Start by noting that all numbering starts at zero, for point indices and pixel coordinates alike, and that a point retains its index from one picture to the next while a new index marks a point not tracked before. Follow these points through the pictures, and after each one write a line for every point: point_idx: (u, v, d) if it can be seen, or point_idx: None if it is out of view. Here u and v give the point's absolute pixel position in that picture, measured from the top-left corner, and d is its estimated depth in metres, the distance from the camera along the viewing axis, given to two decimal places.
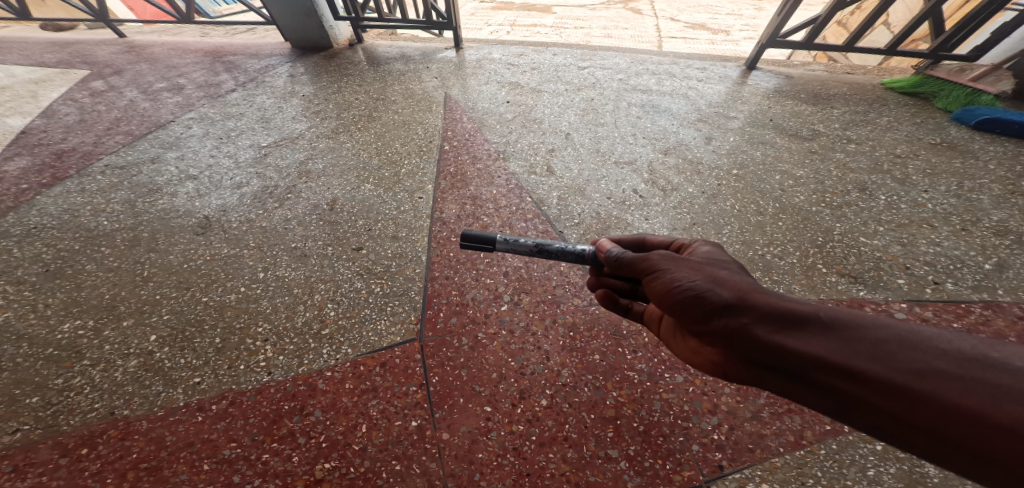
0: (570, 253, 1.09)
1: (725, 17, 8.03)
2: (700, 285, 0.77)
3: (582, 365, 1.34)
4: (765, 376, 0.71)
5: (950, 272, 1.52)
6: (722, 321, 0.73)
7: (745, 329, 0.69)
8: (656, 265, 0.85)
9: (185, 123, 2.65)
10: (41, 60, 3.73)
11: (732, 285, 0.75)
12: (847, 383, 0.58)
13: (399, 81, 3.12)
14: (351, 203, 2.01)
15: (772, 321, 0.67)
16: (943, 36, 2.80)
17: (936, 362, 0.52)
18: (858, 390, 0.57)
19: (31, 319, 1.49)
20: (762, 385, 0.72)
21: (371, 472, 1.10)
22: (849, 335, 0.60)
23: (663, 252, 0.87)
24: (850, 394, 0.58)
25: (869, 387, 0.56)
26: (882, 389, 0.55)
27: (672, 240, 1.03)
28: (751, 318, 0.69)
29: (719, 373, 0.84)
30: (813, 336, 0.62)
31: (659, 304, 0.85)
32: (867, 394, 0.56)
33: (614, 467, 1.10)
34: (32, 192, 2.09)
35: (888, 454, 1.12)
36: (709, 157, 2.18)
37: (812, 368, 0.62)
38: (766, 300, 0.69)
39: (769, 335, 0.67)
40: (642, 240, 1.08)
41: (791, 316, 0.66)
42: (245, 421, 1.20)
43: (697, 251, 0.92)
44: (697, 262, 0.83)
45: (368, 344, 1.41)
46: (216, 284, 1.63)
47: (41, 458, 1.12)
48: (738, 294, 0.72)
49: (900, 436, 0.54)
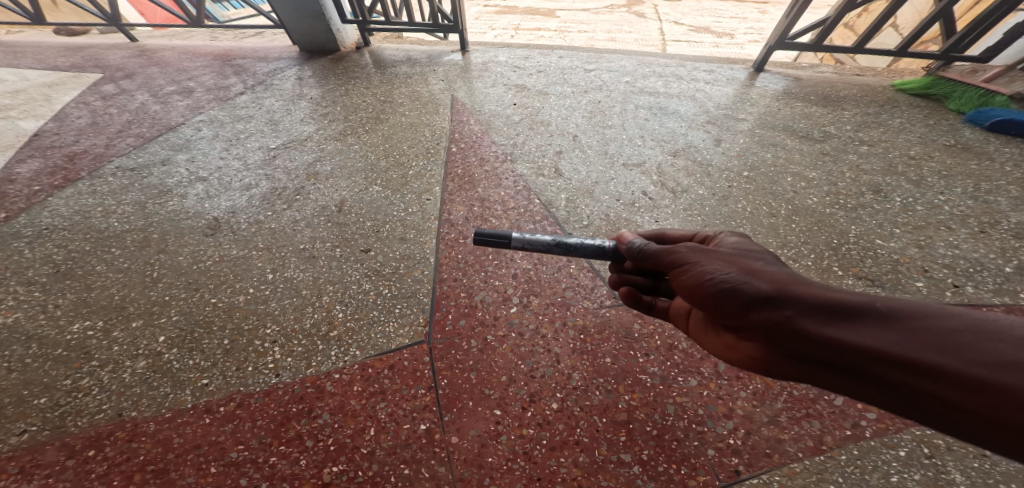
0: (587, 249, 1.08)
1: (730, 21, 8.02)
2: (733, 277, 0.76)
3: (593, 368, 1.32)
4: (818, 372, 0.67)
5: (969, 275, 1.49)
6: (762, 315, 0.71)
7: (790, 322, 0.66)
8: (684, 258, 0.85)
9: (195, 126, 2.68)
10: (55, 64, 3.79)
11: (769, 276, 0.73)
12: (914, 377, 0.54)
13: (406, 84, 3.14)
14: (359, 204, 2.01)
15: (820, 313, 0.64)
16: (955, 37, 2.77)
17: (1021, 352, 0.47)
18: (929, 386, 0.53)
19: (41, 319, 1.49)
20: (815, 382, 0.68)
21: (380, 476, 1.08)
22: (912, 326, 0.56)
23: (689, 245, 0.87)
24: (921, 390, 0.54)
25: (941, 381, 0.51)
26: (958, 384, 0.50)
27: (697, 232, 1.00)
28: (795, 310, 0.66)
29: (763, 371, 0.80)
30: (870, 328, 0.59)
31: (691, 298, 0.84)
32: (941, 390, 0.51)
33: (627, 471, 1.08)
34: (44, 194, 2.11)
35: (911, 460, 1.09)
36: (719, 159, 2.16)
37: (872, 362, 0.58)
38: (811, 291, 0.66)
39: (817, 327, 0.63)
40: (661, 234, 1.06)
41: (842, 308, 0.62)
42: (253, 423, 1.19)
43: (723, 242, 0.91)
44: (727, 254, 0.82)
45: (376, 346, 1.40)
46: (225, 285, 1.63)
47: (49, 459, 1.12)
48: (778, 286, 0.70)
49: (987, 437, 0.49)
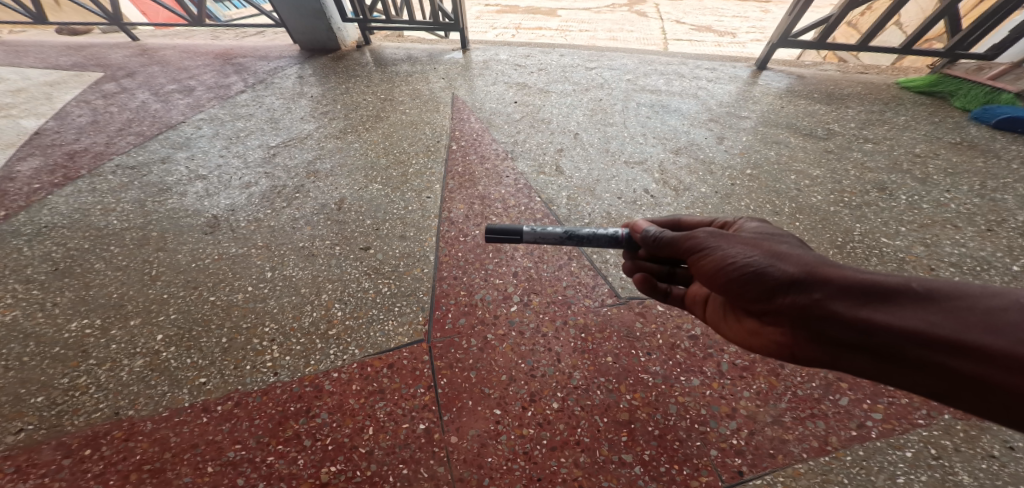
0: (600, 237, 1.06)
1: (732, 20, 7.97)
2: (758, 261, 0.75)
3: (594, 367, 1.31)
4: (848, 356, 0.66)
5: (976, 274, 1.47)
6: (789, 298, 0.70)
7: (820, 304, 0.66)
8: (704, 243, 0.82)
9: (195, 124, 2.67)
10: (56, 63, 3.79)
11: (796, 260, 0.72)
12: (953, 358, 0.54)
13: (406, 82, 3.12)
14: (359, 202, 1.99)
15: (853, 295, 0.64)
16: (960, 34, 2.74)
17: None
18: (969, 366, 0.52)
19: (38, 318, 1.48)
20: (843, 367, 0.68)
21: (378, 476, 1.07)
22: (950, 307, 0.56)
23: (709, 230, 0.84)
24: (961, 371, 0.53)
25: (983, 362, 0.51)
26: (1001, 363, 0.49)
27: (713, 219, 0.99)
28: (825, 293, 0.66)
29: (786, 356, 0.80)
30: (906, 310, 0.59)
31: (711, 284, 0.82)
32: (982, 369, 0.51)
33: (629, 472, 1.07)
34: (43, 192, 2.10)
35: (918, 461, 1.07)
36: (722, 157, 2.14)
37: (908, 344, 0.58)
38: (843, 274, 0.66)
39: (849, 309, 0.63)
40: (677, 222, 1.03)
41: (877, 290, 0.62)
42: (251, 422, 1.18)
43: (745, 228, 0.90)
44: (749, 238, 0.80)
45: (375, 345, 1.39)
46: (223, 283, 1.62)
47: (44, 459, 1.11)
48: (807, 269, 0.70)
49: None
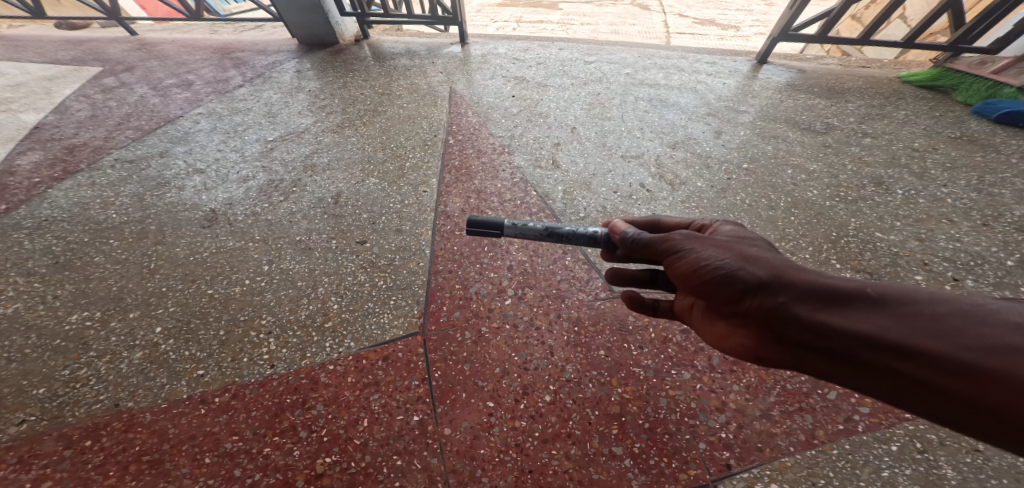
0: (581, 235, 1.05)
1: (735, 13, 7.88)
2: (729, 264, 0.75)
3: (587, 361, 1.32)
4: (809, 360, 0.66)
5: (970, 269, 1.47)
6: (756, 301, 0.70)
7: (783, 308, 0.67)
8: (679, 245, 0.82)
9: (194, 118, 2.68)
10: (55, 57, 3.79)
11: (765, 263, 0.73)
12: (900, 362, 0.55)
13: (404, 76, 3.11)
14: (356, 196, 2.00)
15: (813, 299, 0.64)
16: (964, 27, 2.70)
17: (1008, 337, 0.48)
18: (914, 369, 0.53)
19: (39, 310, 1.51)
20: (804, 370, 0.67)
21: (373, 467, 1.09)
22: (901, 312, 0.57)
23: (685, 233, 0.84)
24: (905, 374, 0.54)
25: (928, 365, 0.52)
26: (943, 368, 0.51)
27: (691, 221, 0.97)
28: (789, 296, 0.66)
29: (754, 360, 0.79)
30: (861, 314, 0.60)
31: (686, 287, 0.82)
32: (923, 372, 0.53)
33: (619, 465, 1.08)
34: (43, 186, 2.11)
35: (903, 455, 1.08)
36: (719, 151, 2.14)
37: (861, 348, 0.58)
38: (806, 278, 0.67)
39: (810, 313, 0.64)
40: (656, 222, 1.01)
41: (835, 294, 0.63)
42: (248, 414, 1.20)
43: (720, 231, 0.88)
44: (723, 241, 0.80)
45: (371, 338, 1.41)
46: (222, 276, 1.63)
47: (46, 450, 1.13)
48: (774, 272, 0.70)
49: (966, 420, 0.50)
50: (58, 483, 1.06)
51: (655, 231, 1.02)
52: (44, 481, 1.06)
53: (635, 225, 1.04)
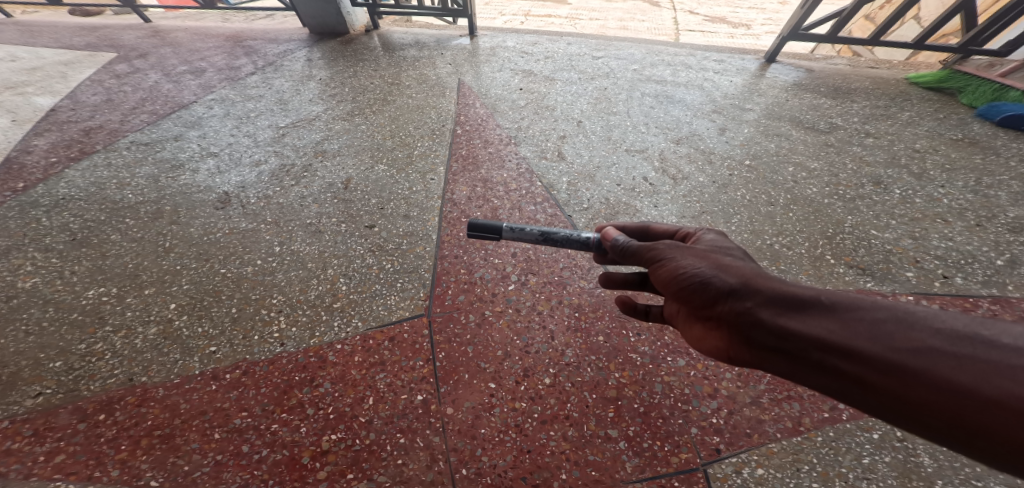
0: (574, 240, 1.08)
1: (747, 11, 7.81)
2: (704, 271, 0.78)
3: (586, 346, 1.37)
4: (772, 362, 0.68)
5: (960, 267, 1.50)
6: (727, 306, 0.73)
7: (750, 312, 0.70)
8: (662, 254, 0.85)
9: (207, 104, 2.73)
10: (70, 42, 3.85)
11: (737, 271, 0.76)
12: (845, 362, 0.58)
13: (413, 67, 3.15)
14: (364, 182, 2.05)
15: (776, 305, 0.68)
16: (976, 29, 2.68)
17: (931, 340, 0.52)
18: (857, 369, 0.56)
19: (57, 285, 1.57)
20: (766, 369, 0.70)
21: (377, 444, 1.14)
22: (848, 317, 0.60)
23: (669, 242, 0.87)
24: (847, 374, 0.57)
25: (868, 366, 0.55)
26: (880, 367, 0.54)
27: (678, 229, 1.00)
28: (756, 302, 0.70)
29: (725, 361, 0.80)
30: (815, 318, 0.63)
31: (666, 292, 0.84)
32: (865, 372, 0.56)
33: (614, 446, 1.13)
34: (60, 166, 2.17)
35: (883, 442, 1.13)
36: (722, 147, 2.17)
37: (815, 349, 0.61)
38: (771, 285, 0.70)
39: (772, 317, 0.67)
40: (646, 228, 1.05)
41: (794, 301, 0.66)
42: (257, 391, 1.26)
43: (702, 239, 0.91)
44: (703, 250, 0.84)
45: (378, 318, 1.46)
46: (234, 256, 1.69)
47: (61, 422, 1.18)
48: (744, 280, 0.73)
49: (898, 416, 0.53)
50: (72, 456, 1.11)
51: (644, 237, 1.05)
52: (58, 453, 1.11)
53: (626, 231, 1.07)
